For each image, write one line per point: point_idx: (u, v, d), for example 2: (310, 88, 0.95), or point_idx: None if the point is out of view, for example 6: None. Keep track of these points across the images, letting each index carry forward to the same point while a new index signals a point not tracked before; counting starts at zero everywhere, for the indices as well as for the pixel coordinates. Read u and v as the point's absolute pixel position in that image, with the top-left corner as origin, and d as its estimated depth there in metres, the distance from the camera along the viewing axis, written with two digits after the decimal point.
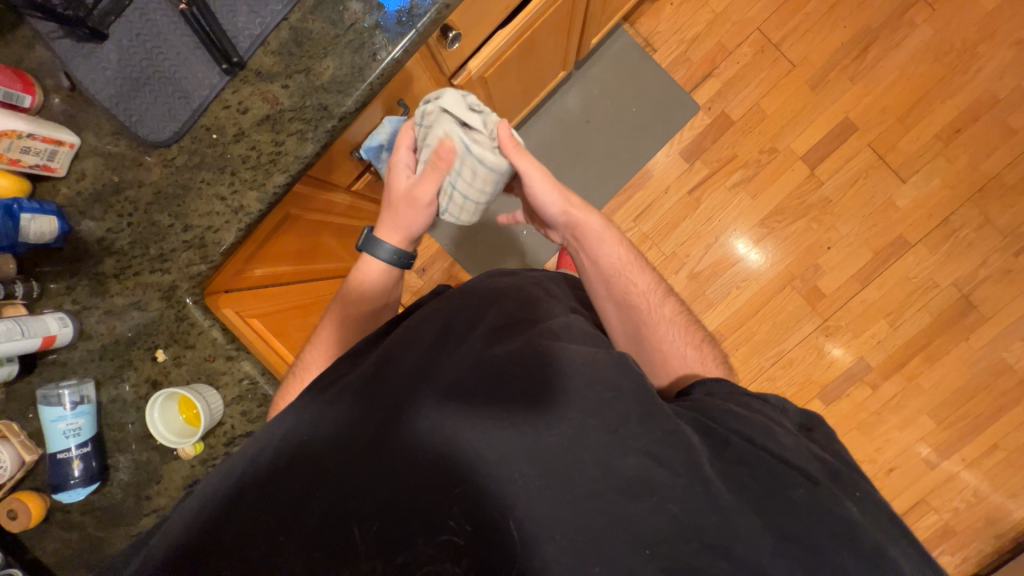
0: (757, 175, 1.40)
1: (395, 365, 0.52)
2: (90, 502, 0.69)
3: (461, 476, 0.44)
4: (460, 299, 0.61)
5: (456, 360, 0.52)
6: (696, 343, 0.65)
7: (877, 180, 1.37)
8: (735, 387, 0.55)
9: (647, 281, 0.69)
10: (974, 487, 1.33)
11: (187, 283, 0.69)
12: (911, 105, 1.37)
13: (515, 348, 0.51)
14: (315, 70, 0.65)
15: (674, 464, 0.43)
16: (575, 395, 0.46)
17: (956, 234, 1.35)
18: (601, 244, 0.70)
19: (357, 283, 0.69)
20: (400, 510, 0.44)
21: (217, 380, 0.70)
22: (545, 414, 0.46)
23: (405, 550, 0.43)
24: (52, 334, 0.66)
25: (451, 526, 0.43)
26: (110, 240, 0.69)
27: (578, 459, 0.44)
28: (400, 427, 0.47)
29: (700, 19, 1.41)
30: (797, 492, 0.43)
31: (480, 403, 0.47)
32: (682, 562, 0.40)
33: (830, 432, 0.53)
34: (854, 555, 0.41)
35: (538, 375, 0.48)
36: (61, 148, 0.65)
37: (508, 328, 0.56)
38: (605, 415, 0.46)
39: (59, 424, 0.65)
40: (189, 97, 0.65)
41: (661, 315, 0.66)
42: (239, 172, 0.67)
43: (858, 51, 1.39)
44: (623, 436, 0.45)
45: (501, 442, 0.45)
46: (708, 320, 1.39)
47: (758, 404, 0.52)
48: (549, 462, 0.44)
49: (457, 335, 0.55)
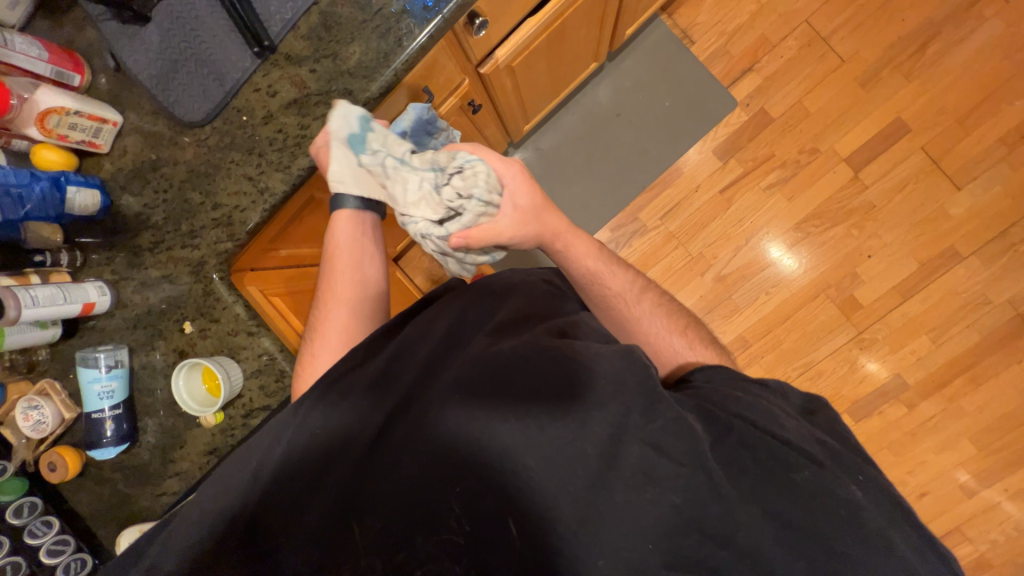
0: (796, 176, 1.33)
1: (407, 354, 0.53)
2: (120, 460, 0.74)
3: (460, 465, 0.44)
4: (470, 292, 0.60)
5: (461, 356, 0.51)
6: (677, 326, 0.63)
7: (928, 186, 1.28)
8: (737, 374, 0.52)
9: (625, 278, 0.66)
10: (1017, 521, 1.24)
11: (214, 259, 0.72)
12: (973, 107, 1.27)
13: (519, 343, 0.50)
14: (342, 55, 0.66)
15: (675, 454, 0.42)
16: (578, 384, 0.45)
17: (1016, 248, 1.24)
18: (572, 245, 0.66)
19: (342, 239, 0.63)
20: (401, 508, 0.44)
21: (237, 354, 0.73)
22: (546, 406, 0.45)
23: (404, 550, 0.43)
24: (92, 302, 0.70)
25: (452, 526, 0.42)
26: (146, 214, 0.72)
27: (578, 451, 0.43)
28: (409, 416, 0.48)
29: (743, 10, 1.34)
30: (802, 475, 0.42)
31: (483, 394, 0.46)
32: (683, 553, 0.40)
33: (831, 413, 0.51)
34: (857, 537, 0.40)
35: (541, 368, 0.47)
36: (105, 126, 0.69)
37: (519, 323, 0.55)
38: (609, 407, 0.44)
39: (95, 385, 0.69)
40: (222, 79, 0.67)
41: (642, 310, 0.64)
42: (267, 153, 0.68)
43: (917, 46, 1.29)
44: (626, 427, 0.44)
45: (504, 433, 0.44)
46: (733, 325, 1.34)
47: (766, 395, 0.50)
48: (551, 456, 0.43)
49: (467, 332, 0.55)
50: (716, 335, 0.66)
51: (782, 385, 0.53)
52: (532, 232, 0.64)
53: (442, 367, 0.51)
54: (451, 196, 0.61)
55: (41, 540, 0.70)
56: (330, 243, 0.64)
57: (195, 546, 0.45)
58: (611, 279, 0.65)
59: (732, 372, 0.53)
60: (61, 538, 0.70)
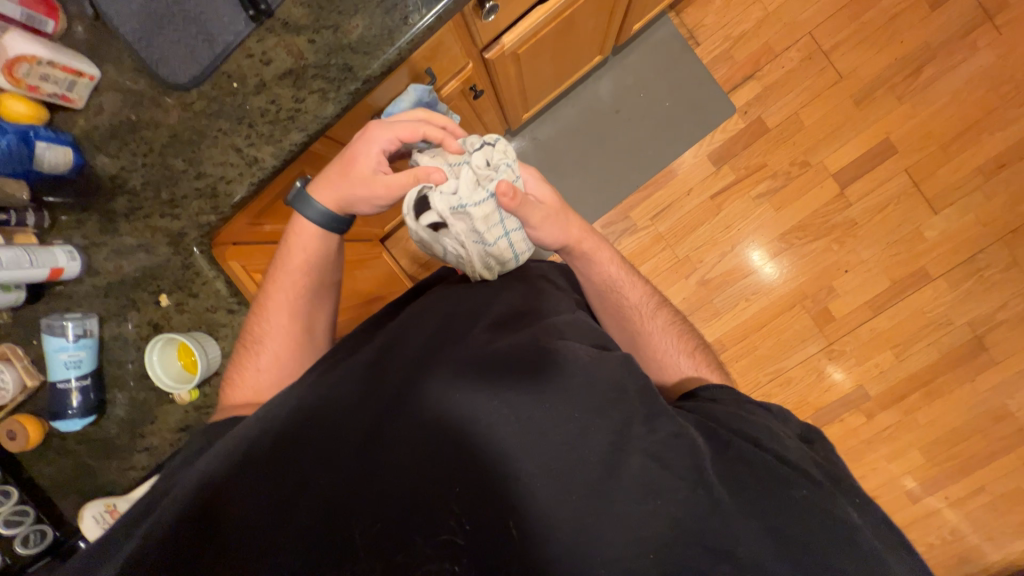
0: (784, 188, 1.35)
1: (399, 350, 0.52)
2: (86, 432, 0.71)
3: (457, 460, 0.44)
4: (467, 291, 0.60)
5: (457, 350, 0.51)
6: (688, 344, 0.65)
7: (908, 208, 1.32)
8: (736, 393, 0.55)
9: (642, 291, 0.67)
10: (953, 526, 1.33)
11: (195, 231, 0.69)
12: (957, 134, 1.31)
13: (519, 343, 0.50)
14: (344, 28, 0.63)
15: (675, 467, 0.43)
16: (581, 392, 0.46)
17: (981, 273, 1.31)
18: (597, 256, 0.66)
19: (304, 249, 0.63)
20: (398, 502, 0.43)
21: (216, 331, 0.71)
22: (551, 411, 0.45)
23: (405, 550, 0.41)
24: (60, 267, 0.66)
25: (452, 524, 0.41)
26: (122, 178, 0.68)
27: (579, 458, 0.44)
28: (401, 412, 0.47)
29: (750, 16, 1.34)
30: (800, 493, 0.44)
31: (486, 390, 0.46)
32: (684, 564, 0.41)
33: (827, 445, 0.53)
34: (853, 558, 0.41)
35: (542, 372, 0.47)
36: (80, 79, 0.64)
37: (516, 321, 0.55)
38: (612, 415, 0.45)
39: (61, 354, 0.66)
40: (212, 41, 0.63)
41: (655, 326, 0.66)
42: (257, 124, 0.65)
43: (911, 69, 1.32)
44: (628, 437, 0.45)
45: (504, 429, 0.44)
46: (712, 328, 1.38)
47: (754, 409, 0.52)
48: (552, 461, 0.43)
49: (461, 327, 0.54)
50: (717, 356, 0.67)
51: (776, 410, 0.54)
52: (560, 237, 0.62)
53: (431, 363, 0.50)
54: (480, 164, 0.56)
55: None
56: (292, 262, 0.63)
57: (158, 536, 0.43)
58: (628, 295, 0.66)
59: (728, 390, 0.55)
60: (20, 509, 0.68)
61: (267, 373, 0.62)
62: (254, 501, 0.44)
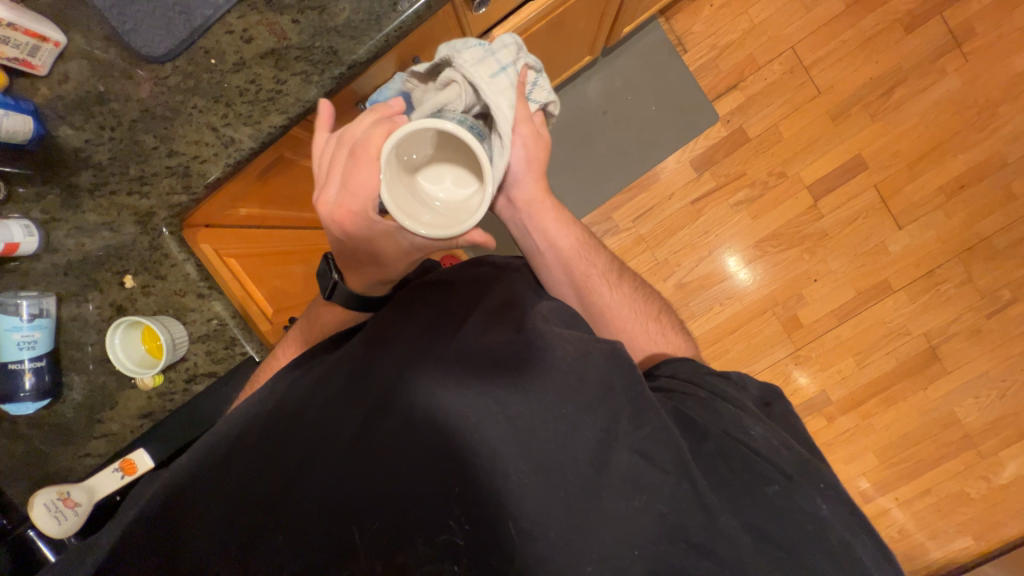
0: (762, 197, 1.39)
1: (383, 347, 0.51)
2: (39, 417, 0.68)
3: (451, 462, 0.44)
4: (456, 283, 0.58)
5: (445, 345, 0.50)
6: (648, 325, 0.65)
7: (875, 222, 1.38)
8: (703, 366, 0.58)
9: (603, 260, 0.68)
10: (901, 525, 1.40)
11: (165, 211, 0.66)
12: (924, 153, 1.37)
13: (508, 340, 0.50)
14: (330, 10, 0.61)
15: (657, 462, 0.44)
16: (571, 391, 0.46)
17: (937, 287, 1.38)
18: (559, 222, 0.66)
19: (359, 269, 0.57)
20: (393, 506, 0.43)
21: (184, 315, 0.68)
22: (541, 409, 0.45)
23: (404, 552, 0.42)
24: (15, 242, 0.63)
25: (451, 526, 0.43)
26: (87, 152, 0.65)
27: (569, 456, 0.44)
28: (391, 412, 0.46)
29: (736, 27, 1.37)
30: (773, 489, 0.45)
31: (477, 389, 0.46)
32: (672, 561, 0.42)
33: (787, 413, 0.56)
34: (822, 550, 0.43)
35: (533, 370, 0.47)
36: (44, 45, 0.61)
37: (505, 316, 0.53)
38: (599, 413, 0.46)
39: (13, 334, 0.63)
40: (190, 14, 0.61)
41: (620, 295, 0.66)
42: (235, 104, 0.63)
43: (885, 89, 1.37)
44: (616, 434, 0.45)
45: (491, 429, 0.45)
46: None
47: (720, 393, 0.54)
48: (542, 460, 0.44)
49: (449, 321, 0.53)
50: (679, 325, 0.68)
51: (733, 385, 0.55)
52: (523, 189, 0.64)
53: (415, 359, 0.49)
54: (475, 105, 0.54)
55: None
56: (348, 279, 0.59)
57: (150, 530, 0.47)
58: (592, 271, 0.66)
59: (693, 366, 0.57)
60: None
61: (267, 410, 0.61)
62: (245, 499, 0.46)
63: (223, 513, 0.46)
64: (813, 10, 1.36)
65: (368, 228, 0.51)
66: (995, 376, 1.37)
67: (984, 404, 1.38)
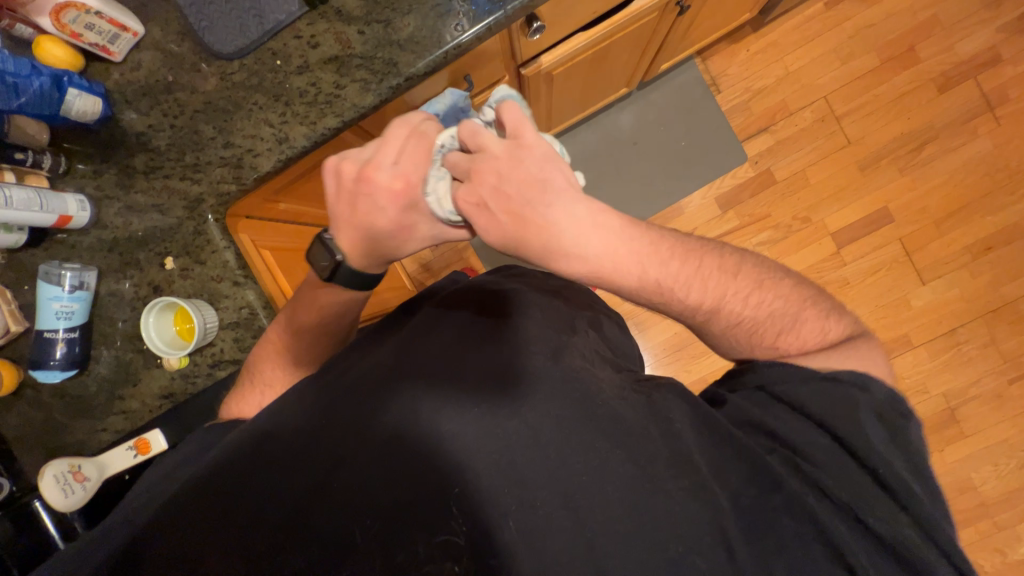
0: (784, 239, 1.40)
1: (409, 356, 0.49)
2: (62, 387, 0.69)
3: (468, 481, 0.42)
4: (483, 298, 0.57)
5: (473, 360, 0.48)
6: (785, 320, 0.50)
7: (898, 275, 1.38)
8: (821, 381, 0.46)
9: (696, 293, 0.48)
10: None
11: (213, 199, 0.68)
12: (952, 211, 1.38)
13: (541, 364, 0.48)
14: (395, 24, 0.64)
15: (691, 516, 0.41)
16: (602, 424, 0.44)
17: (959, 347, 1.35)
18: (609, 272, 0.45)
19: (374, 255, 0.54)
20: (400, 505, 0.41)
21: (217, 301, 0.70)
22: (569, 438, 0.43)
23: (405, 550, 0.40)
24: (69, 215, 0.65)
25: (451, 525, 0.40)
26: (148, 136, 0.68)
27: (596, 495, 0.42)
28: (412, 420, 0.44)
29: (771, 72, 1.40)
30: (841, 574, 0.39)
31: (505, 412, 0.44)
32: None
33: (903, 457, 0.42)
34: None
35: (565, 397, 0.46)
36: (124, 34, 0.64)
37: (538, 339, 0.51)
38: (635, 452, 0.43)
39: (53, 303, 0.65)
40: (263, 18, 0.64)
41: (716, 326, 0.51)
42: (294, 104, 0.66)
43: (915, 145, 1.39)
44: (652, 477, 0.42)
45: (515, 456, 0.42)
46: (699, 366, 1.38)
47: (804, 431, 0.44)
48: (570, 493, 0.42)
49: (477, 335, 0.51)
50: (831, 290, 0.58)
51: (837, 421, 0.44)
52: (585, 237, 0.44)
53: (441, 371, 0.47)
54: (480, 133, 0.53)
55: None
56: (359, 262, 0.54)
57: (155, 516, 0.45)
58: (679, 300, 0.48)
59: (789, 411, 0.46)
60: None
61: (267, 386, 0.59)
62: (256, 479, 0.44)
63: (233, 489, 0.44)
64: (847, 63, 1.39)
65: (408, 213, 0.50)
66: (1015, 445, 1.33)
67: (1004, 472, 1.33)
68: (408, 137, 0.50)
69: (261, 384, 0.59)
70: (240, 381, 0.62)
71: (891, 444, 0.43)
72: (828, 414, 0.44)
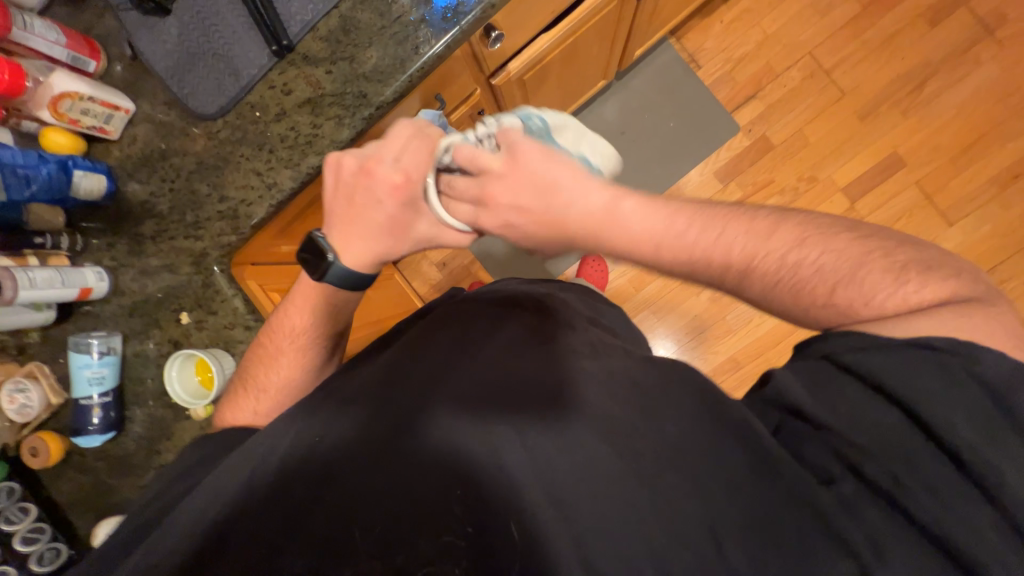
0: (792, 203, 1.35)
1: (408, 367, 0.50)
2: (104, 450, 0.73)
3: (466, 484, 0.41)
4: (478, 308, 0.57)
5: (467, 370, 0.48)
6: (837, 276, 0.42)
7: (921, 220, 1.31)
8: (878, 344, 0.37)
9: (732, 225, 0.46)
10: None
11: (216, 252, 0.72)
12: (967, 145, 1.31)
13: (535, 367, 0.47)
14: (359, 59, 0.67)
15: (698, 499, 0.39)
16: (594, 416, 0.43)
17: (1002, 285, 1.27)
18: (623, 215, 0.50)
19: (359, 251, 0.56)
20: (400, 510, 0.41)
21: (233, 348, 0.73)
22: (563, 435, 0.42)
23: (403, 552, 0.39)
24: (89, 287, 0.70)
25: (454, 529, 0.40)
26: (151, 203, 0.72)
27: (595, 488, 0.40)
28: (410, 429, 0.44)
29: (750, 39, 1.38)
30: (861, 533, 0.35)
31: (500, 416, 0.44)
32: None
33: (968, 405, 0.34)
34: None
35: (558, 395, 0.44)
36: (117, 113, 0.69)
37: (533, 339, 0.51)
38: (629, 441, 0.42)
39: (85, 371, 0.69)
40: (238, 75, 0.68)
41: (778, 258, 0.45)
42: (277, 150, 0.69)
43: (914, 84, 1.33)
44: (646, 466, 0.40)
45: (514, 455, 0.42)
46: (725, 346, 1.34)
47: (868, 413, 0.36)
48: (565, 490, 0.40)
49: (473, 344, 0.52)
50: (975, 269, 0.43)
51: (927, 404, 0.34)
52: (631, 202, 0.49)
53: (439, 381, 0.48)
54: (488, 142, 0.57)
55: (17, 526, 0.68)
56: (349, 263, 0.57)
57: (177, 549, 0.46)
58: (665, 256, 0.48)
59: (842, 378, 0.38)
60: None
61: (268, 395, 0.60)
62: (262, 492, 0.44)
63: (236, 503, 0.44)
64: (827, 15, 1.36)
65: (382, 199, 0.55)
66: None
67: None
68: (411, 135, 0.54)
69: (255, 390, 0.60)
70: (230, 388, 0.62)
71: (1007, 429, 0.33)
72: (912, 390, 0.35)
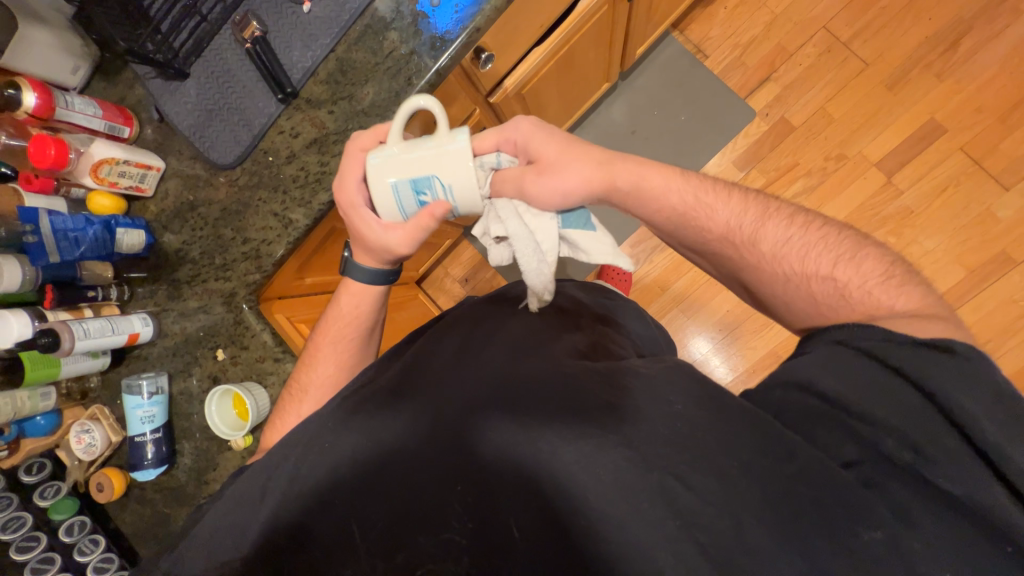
0: (821, 185, 1.28)
1: (420, 371, 0.51)
2: (159, 482, 0.79)
3: (467, 479, 0.42)
4: (483, 311, 0.58)
5: (472, 370, 0.49)
6: (833, 255, 0.46)
7: (971, 188, 1.21)
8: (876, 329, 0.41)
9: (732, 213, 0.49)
10: None
11: (244, 290, 0.77)
12: (1015, 103, 1.20)
13: (536, 366, 0.47)
14: (357, 96, 0.70)
15: (706, 493, 0.37)
16: (595, 410, 0.42)
17: None
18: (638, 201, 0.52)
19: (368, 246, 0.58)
20: (402, 507, 0.42)
21: (264, 379, 0.77)
22: (562, 429, 0.41)
23: (405, 549, 0.41)
24: (136, 332, 0.76)
25: (454, 525, 0.41)
26: (184, 250, 0.78)
27: (596, 475, 0.39)
28: (412, 442, 0.45)
29: (757, 21, 1.33)
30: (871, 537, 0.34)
31: (501, 413, 0.44)
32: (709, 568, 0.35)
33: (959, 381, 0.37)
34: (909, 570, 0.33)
35: (558, 392, 0.44)
36: (149, 172, 0.76)
37: (531, 343, 0.51)
38: (630, 433, 0.40)
39: (137, 410, 0.74)
40: (250, 125, 0.73)
41: (767, 245, 0.48)
42: (290, 190, 0.73)
43: (946, 45, 1.24)
44: (648, 455, 0.39)
45: (513, 450, 0.41)
46: (763, 339, 1.28)
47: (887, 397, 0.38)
48: (563, 482, 0.39)
49: (478, 344, 0.52)
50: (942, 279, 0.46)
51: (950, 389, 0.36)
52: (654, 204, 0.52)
53: (446, 384, 0.48)
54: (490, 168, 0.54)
55: (89, 557, 0.73)
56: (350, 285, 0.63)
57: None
58: (675, 215, 0.51)
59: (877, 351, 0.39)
60: (47, 556, 0.71)
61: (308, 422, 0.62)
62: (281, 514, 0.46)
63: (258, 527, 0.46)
64: None
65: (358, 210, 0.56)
66: None
67: None
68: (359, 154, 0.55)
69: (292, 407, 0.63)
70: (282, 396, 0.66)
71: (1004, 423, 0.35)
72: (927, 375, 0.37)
